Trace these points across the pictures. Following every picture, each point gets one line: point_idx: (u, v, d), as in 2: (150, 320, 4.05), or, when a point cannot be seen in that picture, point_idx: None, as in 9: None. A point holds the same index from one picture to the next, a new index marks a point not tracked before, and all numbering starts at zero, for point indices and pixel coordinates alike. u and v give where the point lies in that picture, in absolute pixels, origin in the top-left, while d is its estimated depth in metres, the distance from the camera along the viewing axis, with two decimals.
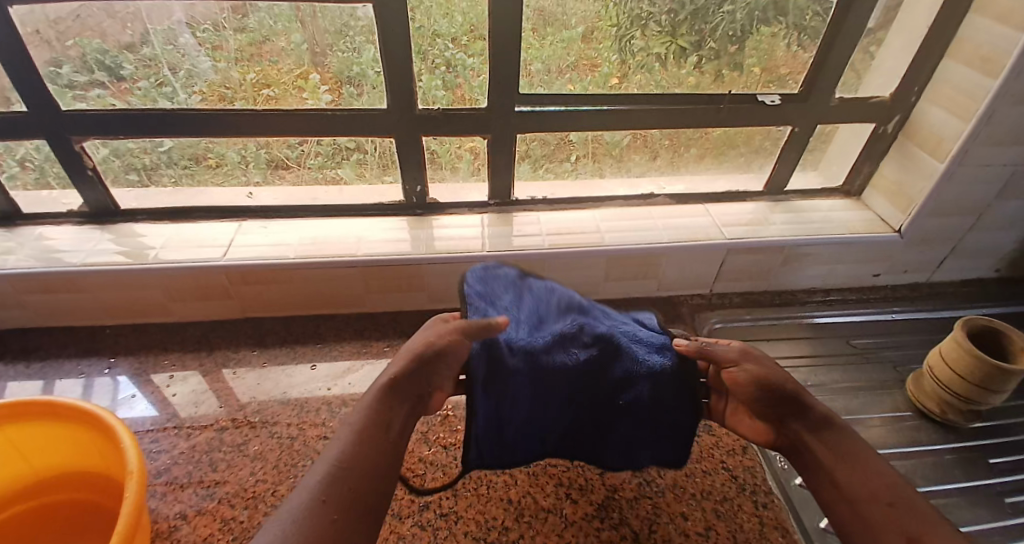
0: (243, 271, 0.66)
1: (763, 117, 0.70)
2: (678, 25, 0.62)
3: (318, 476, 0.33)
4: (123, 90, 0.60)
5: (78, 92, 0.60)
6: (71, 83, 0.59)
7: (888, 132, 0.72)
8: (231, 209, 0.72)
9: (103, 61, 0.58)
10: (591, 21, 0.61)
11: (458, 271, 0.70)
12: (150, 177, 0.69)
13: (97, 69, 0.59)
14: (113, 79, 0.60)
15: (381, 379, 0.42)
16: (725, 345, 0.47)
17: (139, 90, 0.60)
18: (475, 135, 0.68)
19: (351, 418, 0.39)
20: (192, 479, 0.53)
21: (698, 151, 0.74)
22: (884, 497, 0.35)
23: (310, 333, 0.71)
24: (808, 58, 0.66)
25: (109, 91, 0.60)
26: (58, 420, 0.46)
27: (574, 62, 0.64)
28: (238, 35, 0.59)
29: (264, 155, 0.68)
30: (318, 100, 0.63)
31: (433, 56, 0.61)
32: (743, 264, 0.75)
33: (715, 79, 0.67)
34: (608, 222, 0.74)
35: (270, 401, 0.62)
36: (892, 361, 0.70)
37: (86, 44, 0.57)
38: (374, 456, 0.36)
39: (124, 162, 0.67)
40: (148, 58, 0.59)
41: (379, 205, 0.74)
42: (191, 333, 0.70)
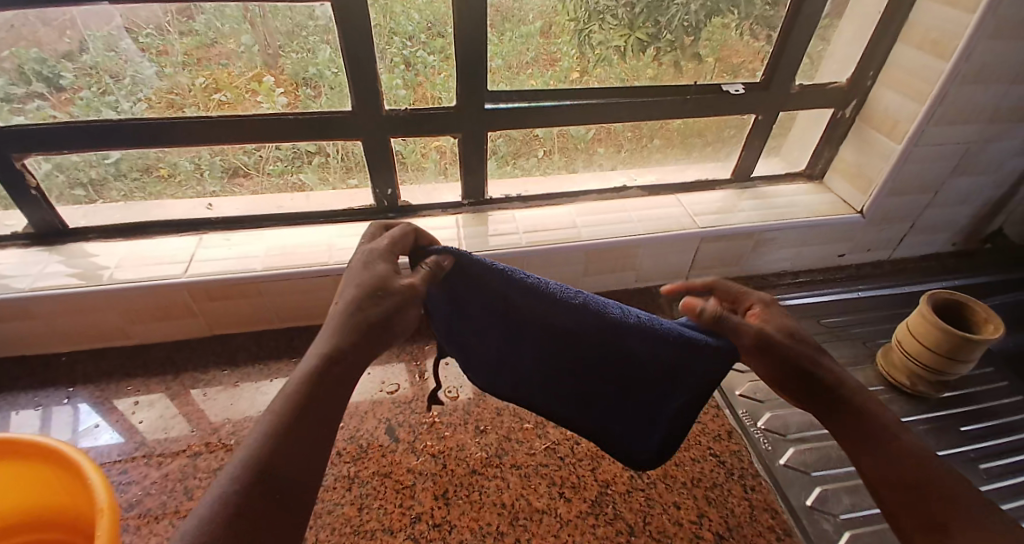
0: (207, 287, 0.63)
1: (726, 107, 0.71)
2: (636, 17, 0.63)
3: (235, 483, 0.28)
4: (63, 100, 0.56)
5: (14, 105, 0.55)
6: (7, 95, 0.55)
7: (847, 117, 0.74)
8: (190, 223, 0.68)
9: (40, 71, 0.54)
10: (549, 15, 0.60)
11: None
12: (98, 192, 0.65)
13: (34, 80, 0.55)
14: (52, 89, 0.56)
15: (317, 356, 0.35)
16: (738, 327, 0.41)
17: (80, 99, 0.57)
18: (443, 134, 0.67)
19: (272, 401, 0.32)
20: (167, 509, 0.50)
21: (662, 142, 0.75)
22: (910, 480, 0.34)
23: (283, 347, 0.68)
24: (767, 48, 0.67)
25: (48, 102, 0.56)
26: (17, 459, 0.42)
27: (535, 56, 0.63)
28: (184, 39, 0.55)
29: (219, 163, 0.65)
30: (274, 103, 0.61)
31: (391, 54, 0.59)
32: (715, 252, 0.76)
33: (676, 70, 0.67)
34: (583, 217, 0.74)
35: (245, 421, 0.59)
36: (861, 337, 0.73)
37: (23, 54, 0.53)
38: (302, 456, 0.30)
39: (70, 176, 0.62)
40: (89, 66, 0.55)
41: (348, 211, 0.72)
42: (155, 355, 0.67)
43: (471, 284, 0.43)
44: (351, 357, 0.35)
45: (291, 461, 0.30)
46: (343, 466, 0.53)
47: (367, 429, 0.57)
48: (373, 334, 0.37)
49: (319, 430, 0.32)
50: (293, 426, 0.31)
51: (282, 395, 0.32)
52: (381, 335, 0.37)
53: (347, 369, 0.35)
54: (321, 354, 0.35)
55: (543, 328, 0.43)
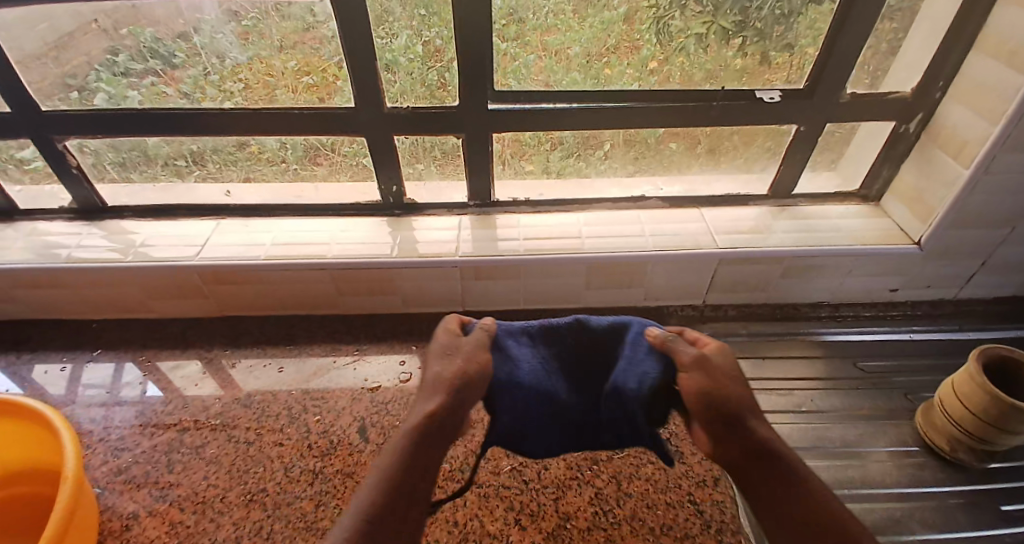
0: (214, 271, 0.66)
1: (761, 116, 0.63)
2: (721, 3, 0.56)
3: (343, 533, 0.31)
4: (174, 79, 0.60)
5: (133, 80, 0.60)
6: (127, 70, 0.60)
7: (910, 132, 0.64)
8: (210, 208, 0.72)
9: (156, 50, 0.58)
10: (635, 1, 0.55)
11: (429, 276, 0.67)
12: (197, 163, 0.69)
13: (151, 58, 0.59)
14: (166, 67, 0.60)
15: (413, 417, 0.38)
16: (682, 347, 0.41)
17: (188, 78, 0.60)
18: (448, 134, 0.65)
19: (378, 460, 0.35)
20: (148, 479, 0.53)
21: (743, 138, 0.67)
22: (814, 516, 0.34)
23: (283, 334, 0.70)
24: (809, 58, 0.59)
25: (162, 79, 0.60)
26: (26, 419, 0.47)
27: (615, 44, 0.59)
28: (283, 23, 0.57)
29: (301, 143, 0.67)
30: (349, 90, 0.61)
31: None
32: (737, 276, 0.68)
33: (764, 61, 0.60)
34: (592, 228, 0.70)
35: (234, 403, 0.61)
36: (901, 388, 0.64)
37: (140, 33, 0.58)
38: (400, 513, 0.33)
39: (174, 148, 0.67)
40: (198, 46, 0.59)
41: (356, 205, 0.73)
42: (170, 330, 0.71)
43: (525, 344, 0.45)
44: (447, 414, 0.37)
45: (390, 517, 0.32)
46: (310, 460, 0.54)
47: (341, 426, 0.58)
48: (464, 389, 0.39)
49: (416, 485, 0.34)
50: (396, 480, 0.34)
51: (387, 454, 0.36)
52: (472, 386, 0.39)
53: (445, 428, 0.37)
54: (417, 415, 0.37)
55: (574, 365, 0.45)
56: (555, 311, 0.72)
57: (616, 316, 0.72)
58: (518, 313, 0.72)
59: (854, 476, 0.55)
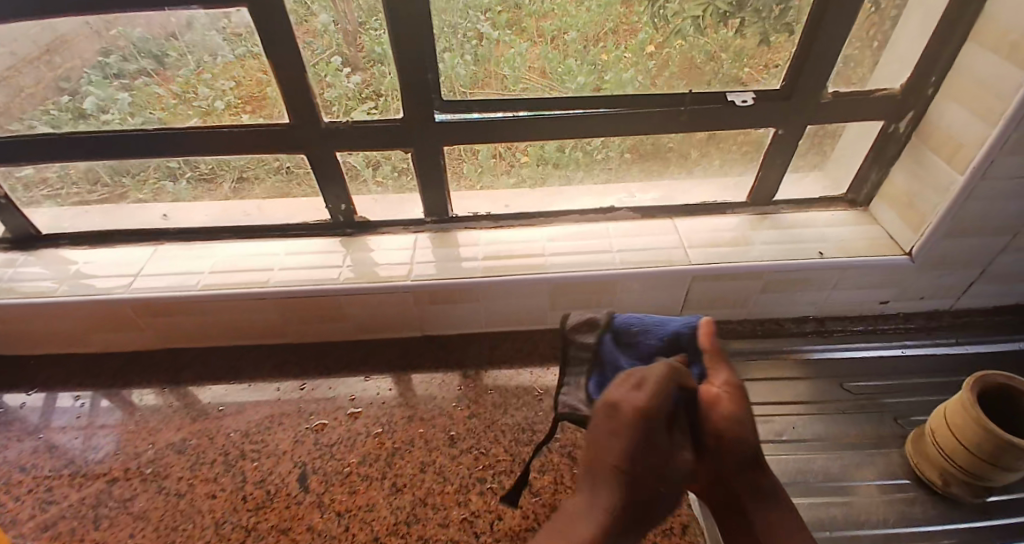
0: (146, 304, 0.62)
1: (735, 121, 0.58)
2: None
3: None
4: (168, 80, 0.54)
5: (125, 82, 0.54)
6: (120, 72, 0.53)
7: (901, 132, 0.58)
8: (148, 233, 0.68)
9: (148, 49, 0.52)
10: None
11: (382, 301, 0.63)
12: (190, 166, 0.62)
13: (143, 57, 0.53)
14: (159, 67, 0.53)
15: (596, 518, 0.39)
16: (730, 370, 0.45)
17: (180, 78, 0.54)
18: (394, 148, 0.60)
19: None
20: (73, 537, 0.51)
21: (719, 139, 0.61)
22: None
23: (226, 369, 0.67)
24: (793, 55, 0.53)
25: (155, 79, 0.54)
26: None
27: (613, 27, 0.52)
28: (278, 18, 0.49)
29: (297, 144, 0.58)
30: (343, 86, 0.55)
31: (465, 30, 0.51)
32: (714, 292, 0.63)
33: (764, 43, 0.53)
34: (557, 244, 0.65)
35: (167, 449, 0.59)
36: (891, 411, 0.59)
37: (130, 33, 0.51)
38: None
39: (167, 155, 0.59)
40: (191, 44, 0.52)
41: (304, 225, 0.68)
42: (108, 367, 0.68)
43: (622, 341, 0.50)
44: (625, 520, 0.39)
45: None
46: (244, 514, 0.52)
47: (280, 473, 0.55)
48: (648, 496, 0.40)
49: None
50: None
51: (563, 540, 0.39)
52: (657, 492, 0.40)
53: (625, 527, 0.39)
54: (598, 519, 0.39)
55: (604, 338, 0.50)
56: (520, 333, 0.68)
57: None
58: (481, 337, 0.68)
59: (837, 515, 0.51)
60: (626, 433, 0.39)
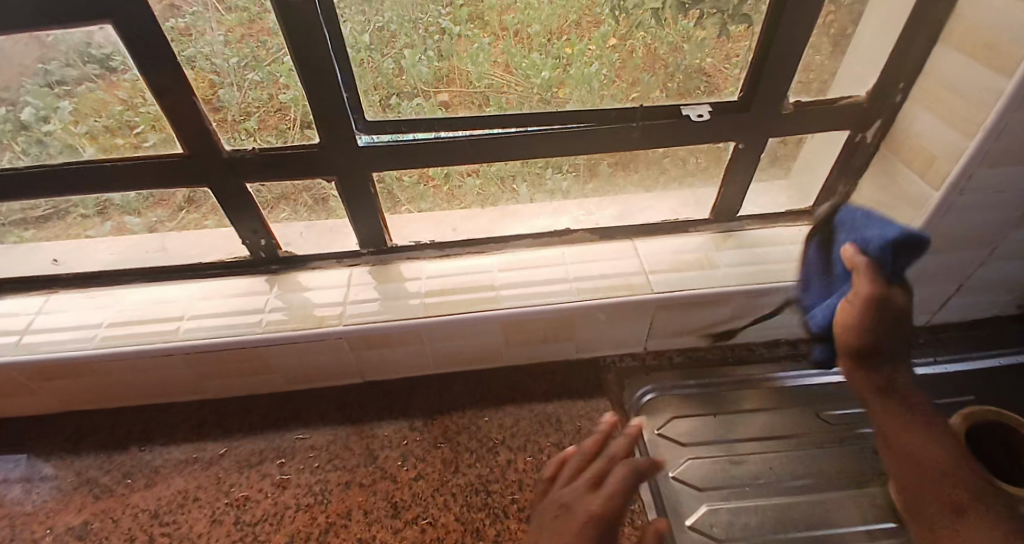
0: (36, 367, 0.54)
1: (695, 135, 0.53)
2: None
3: None
4: (115, 85, 0.44)
5: (68, 89, 0.44)
6: (61, 78, 0.43)
7: (867, 142, 0.54)
8: (37, 280, 0.59)
9: (88, 49, 0.42)
10: None
11: (314, 349, 0.56)
12: (154, 185, 0.51)
13: (84, 60, 0.42)
14: (104, 70, 0.43)
15: None
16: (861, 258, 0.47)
17: (130, 84, 0.44)
18: (313, 176, 0.52)
19: None
20: None
21: (675, 154, 0.56)
22: None
23: (137, 431, 0.59)
24: (745, 50, 0.48)
25: (99, 84, 0.44)
26: None
27: (576, 19, 0.45)
28: (225, 15, 0.40)
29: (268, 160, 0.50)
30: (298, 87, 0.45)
31: (424, 26, 0.44)
32: (678, 321, 0.58)
33: (724, 33, 0.47)
34: (508, 274, 0.59)
35: (65, 534, 0.51)
36: (868, 442, 0.55)
37: (64, 34, 0.40)
38: None
39: (123, 174, 0.49)
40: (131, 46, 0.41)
41: (222, 264, 0.60)
42: (0, 435, 0.59)
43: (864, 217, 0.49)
44: None
45: None
46: None
47: None
48: None
49: None
50: None
51: None
52: None
53: None
54: None
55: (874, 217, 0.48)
56: (473, 372, 0.62)
57: (543, 373, 0.62)
58: (428, 380, 0.61)
59: None
60: (581, 524, 0.40)
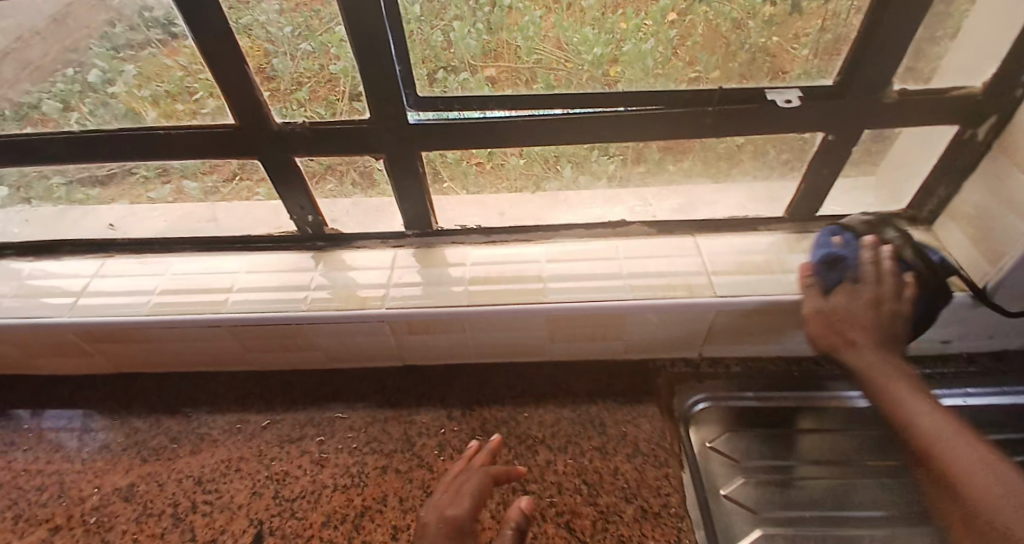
0: (91, 329, 0.55)
1: (778, 123, 0.47)
2: None
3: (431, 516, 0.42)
4: (174, 50, 0.43)
5: (133, 54, 0.44)
6: (127, 43, 0.44)
7: (979, 139, 0.47)
8: (95, 244, 0.60)
9: (150, 14, 0.41)
10: None
11: (354, 330, 0.55)
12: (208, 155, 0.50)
13: (149, 25, 0.42)
14: (165, 36, 0.42)
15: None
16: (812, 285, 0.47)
17: (188, 50, 0.42)
18: (361, 154, 0.50)
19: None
20: None
21: (751, 144, 0.51)
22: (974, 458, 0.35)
23: (184, 396, 0.60)
24: (816, 28, 0.41)
25: (161, 50, 0.43)
26: None
27: None
28: None
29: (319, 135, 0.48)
30: (349, 59, 0.42)
31: None
32: (742, 326, 0.53)
33: (795, 9, 0.40)
34: (557, 265, 0.56)
35: (114, 494, 0.52)
36: None
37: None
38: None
39: (182, 144, 0.49)
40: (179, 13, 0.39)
41: (269, 238, 0.59)
42: (60, 391, 0.61)
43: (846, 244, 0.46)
44: None
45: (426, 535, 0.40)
46: None
47: (233, 533, 0.48)
48: None
49: None
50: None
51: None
52: None
53: None
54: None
55: (863, 244, 0.45)
56: (516, 364, 0.59)
57: (588, 371, 0.59)
58: (468, 369, 0.59)
59: None
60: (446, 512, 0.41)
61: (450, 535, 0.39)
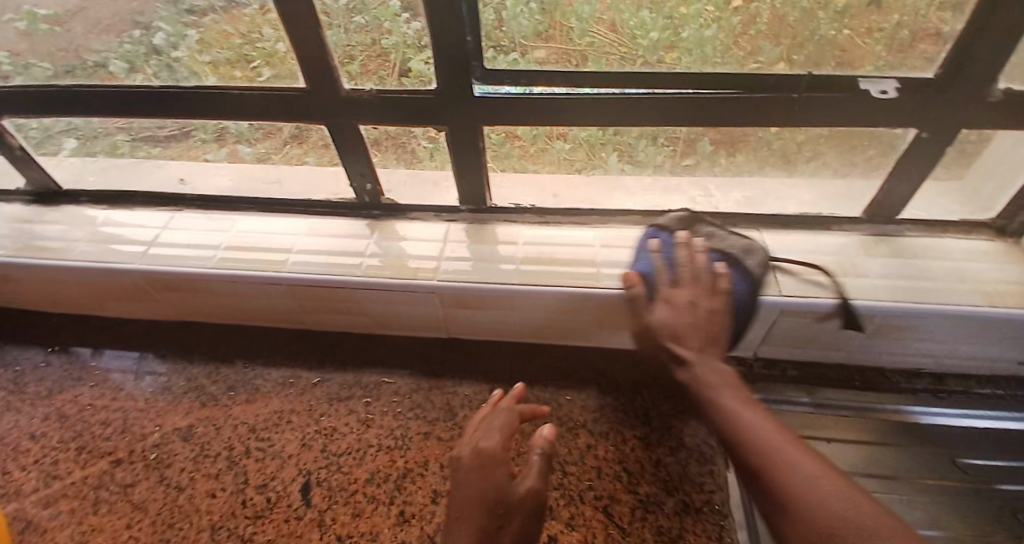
0: (160, 277, 0.57)
1: (864, 117, 0.44)
2: None
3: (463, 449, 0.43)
4: (235, 18, 0.46)
5: (196, 20, 0.48)
6: (189, 7, 0.47)
7: None
8: (167, 197, 0.63)
9: None
10: None
11: (404, 299, 0.55)
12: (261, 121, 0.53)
13: None
14: (227, 5, 0.46)
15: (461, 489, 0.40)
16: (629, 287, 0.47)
17: (247, 17, 0.45)
18: (425, 125, 0.50)
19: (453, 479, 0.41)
20: (71, 521, 0.49)
21: (830, 137, 0.48)
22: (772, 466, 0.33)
23: (240, 348, 0.62)
24: (893, 22, 0.39)
25: (223, 17, 0.47)
26: None
27: None
28: None
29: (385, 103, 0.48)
30: (401, 33, 0.44)
31: None
32: (803, 330, 0.51)
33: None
34: (612, 251, 0.55)
35: (173, 434, 0.55)
36: (1016, 504, 0.47)
37: None
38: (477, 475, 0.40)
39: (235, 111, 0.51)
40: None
41: (328, 203, 0.61)
42: (127, 332, 0.65)
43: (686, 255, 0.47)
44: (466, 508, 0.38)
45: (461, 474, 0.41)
46: (242, 522, 0.48)
47: (282, 481, 0.50)
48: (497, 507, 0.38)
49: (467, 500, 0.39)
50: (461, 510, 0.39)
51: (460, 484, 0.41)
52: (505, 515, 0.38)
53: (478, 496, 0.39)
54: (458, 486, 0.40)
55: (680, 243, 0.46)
56: (562, 347, 0.59)
57: (634, 362, 0.57)
58: (512, 348, 0.59)
59: None
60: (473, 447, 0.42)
61: (484, 465, 0.40)
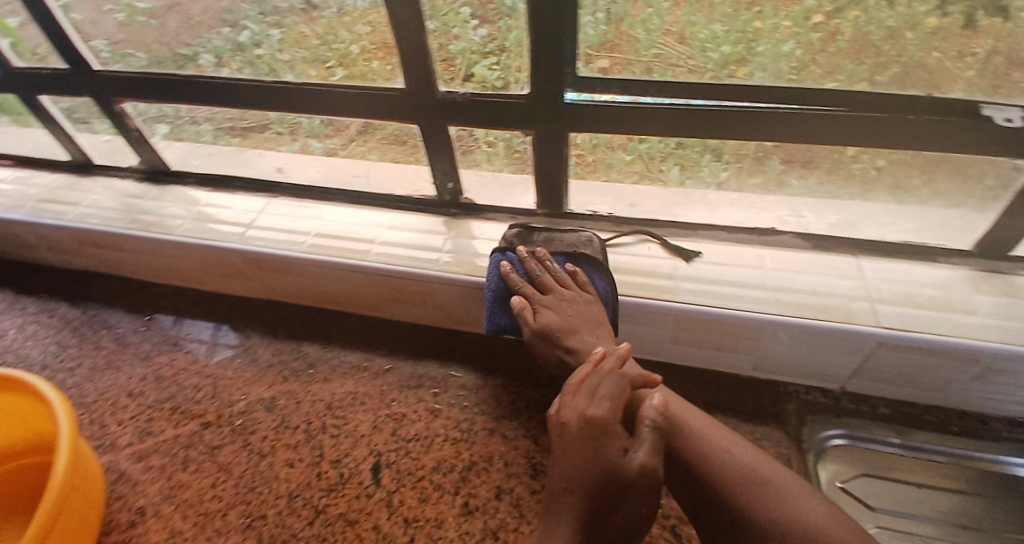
0: (254, 257, 0.62)
1: (981, 144, 0.41)
2: None
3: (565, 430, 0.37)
4: (313, 18, 0.50)
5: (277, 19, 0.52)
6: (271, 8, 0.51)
7: None
8: (263, 183, 0.67)
9: None
10: None
11: (477, 296, 0.57)
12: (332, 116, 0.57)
13: None
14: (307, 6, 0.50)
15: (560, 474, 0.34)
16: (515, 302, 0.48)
17: (325, 18, 0.50)
18: (515, 128, 0.51)
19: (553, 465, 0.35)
20: (163, 475, 0.53)
21: (939, 163, 0.45)
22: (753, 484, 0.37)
23: (319, 330, 0.66)
24: (985, 47, 0.38)
25: (301, 18, 0.51)
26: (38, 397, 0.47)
27: None
28: None
29: (477, 105, 0.50)
30: (469, 40, 0.46)
31: None
32: (897, 364, 0.48)
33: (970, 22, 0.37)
34: (690, 266, 0.54)
35: (257, 402, 0.59)
36: None
37: None
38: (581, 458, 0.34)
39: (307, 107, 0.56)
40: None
41: (410, 198, 0.63)
42: (217, 306, 0.70)
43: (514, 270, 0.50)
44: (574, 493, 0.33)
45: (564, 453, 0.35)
46: (316, 493, 0.50)
47: (354, 459, 0.53)
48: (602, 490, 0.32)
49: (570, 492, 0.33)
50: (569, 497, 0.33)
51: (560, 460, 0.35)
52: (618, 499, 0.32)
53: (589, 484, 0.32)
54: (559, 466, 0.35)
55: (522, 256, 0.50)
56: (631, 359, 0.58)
57: (705, 380, 0.56)
58: None
59: None
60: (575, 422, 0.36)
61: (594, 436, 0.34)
